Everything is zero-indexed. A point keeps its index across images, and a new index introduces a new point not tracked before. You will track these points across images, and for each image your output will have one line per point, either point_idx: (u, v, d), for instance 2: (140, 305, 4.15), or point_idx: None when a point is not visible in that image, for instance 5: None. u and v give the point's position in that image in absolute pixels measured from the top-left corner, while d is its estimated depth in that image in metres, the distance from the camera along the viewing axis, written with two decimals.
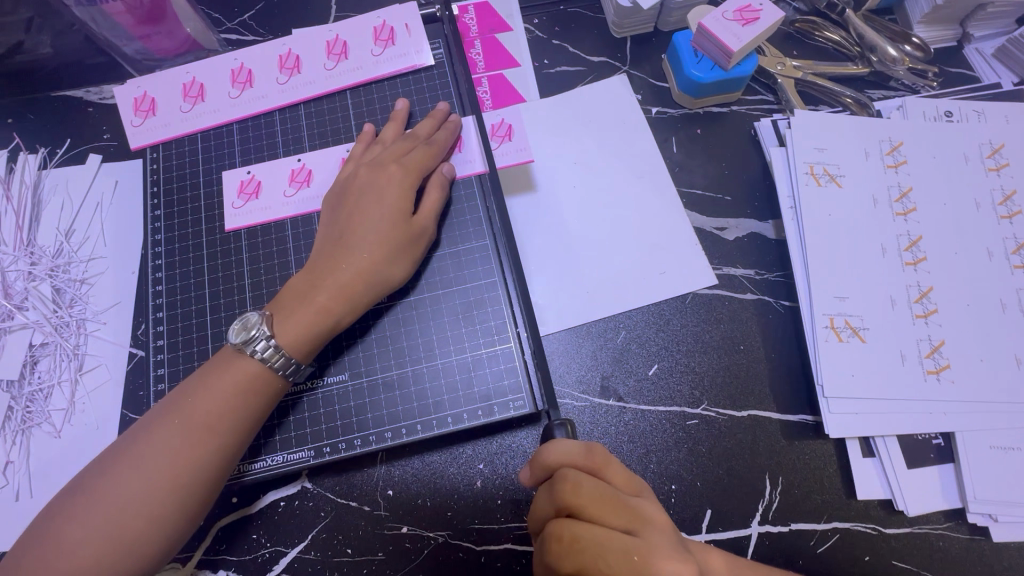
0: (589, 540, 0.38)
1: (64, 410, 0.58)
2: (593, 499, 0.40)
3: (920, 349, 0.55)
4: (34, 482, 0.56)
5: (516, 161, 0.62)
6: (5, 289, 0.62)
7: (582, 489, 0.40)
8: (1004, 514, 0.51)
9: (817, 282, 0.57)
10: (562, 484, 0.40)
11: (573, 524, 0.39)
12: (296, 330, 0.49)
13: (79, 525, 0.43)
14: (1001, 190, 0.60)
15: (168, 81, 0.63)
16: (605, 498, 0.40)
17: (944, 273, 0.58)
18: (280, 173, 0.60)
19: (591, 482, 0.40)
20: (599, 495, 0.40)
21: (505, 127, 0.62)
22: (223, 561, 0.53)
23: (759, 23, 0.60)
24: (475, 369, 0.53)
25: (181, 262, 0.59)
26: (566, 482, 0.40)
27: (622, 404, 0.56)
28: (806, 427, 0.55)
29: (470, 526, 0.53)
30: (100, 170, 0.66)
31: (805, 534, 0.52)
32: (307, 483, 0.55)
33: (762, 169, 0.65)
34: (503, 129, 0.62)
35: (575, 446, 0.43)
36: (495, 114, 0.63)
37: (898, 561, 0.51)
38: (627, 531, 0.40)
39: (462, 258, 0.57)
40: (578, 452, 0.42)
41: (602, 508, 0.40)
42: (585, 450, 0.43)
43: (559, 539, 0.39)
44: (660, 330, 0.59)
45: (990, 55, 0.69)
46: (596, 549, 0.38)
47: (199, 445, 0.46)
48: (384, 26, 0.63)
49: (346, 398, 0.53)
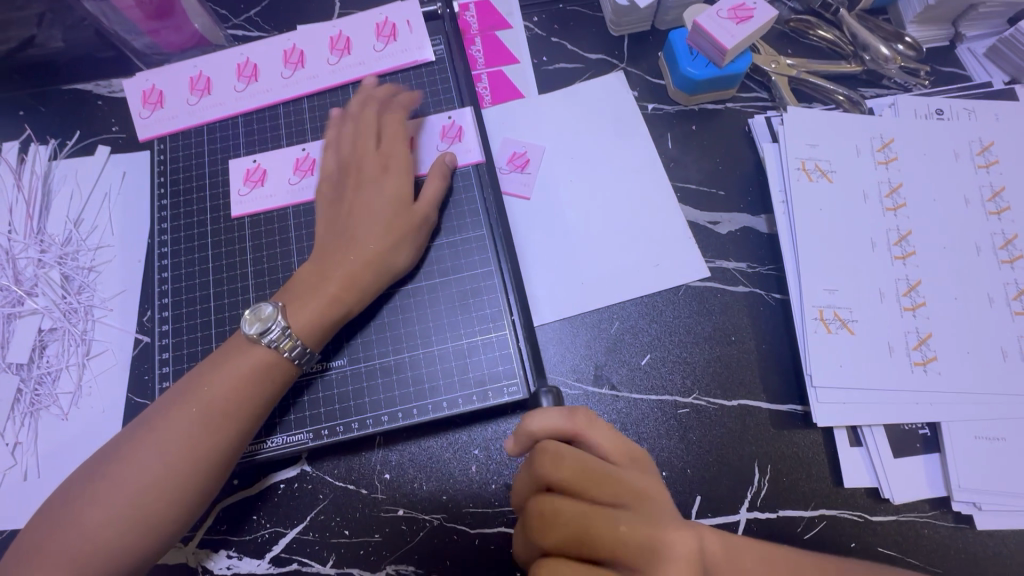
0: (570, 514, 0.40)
1: (71, 393, 0.60)
2: (575, 473, 0.41)
3: (908, 341, 0.56)
4: (42, 462, 0.58)
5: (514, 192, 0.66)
6: (17, 276, 0.64)
7: (561, 463, 0.41)
8: (987, 503, 0.52)
9: (808, 275, 0.59)
10: (541, 458, 0.42)
11: (554, 499, 0.41)
12: (307, 318, 0.51)
13: (98, 506, 0.45)
14: (990, 186, 0.61)
15: (176, 75, 0.64)
16: (588, 472, 0.41)
17: (932, 267, 0.59)
18: (285, 161, 0.62)
19: (573, 456, 0.42)
20: (585, 470, 0.41)
21: (523, 158, 0.67)
22: (224, 541, 0.54)
23: (752, 21, 0.61)
24: (471, 355, 0.55)
25: (187, 250, 0.60)
26: (546, 456, 0.42)
27: (615, 392, 0.57)
28: (795, 417, 0.56)
29: (464, 510, 0.54)
30: (108, 161, 0.68)
31: (792, 520, 0.53)
32: (306, 466, 0.56)
33: (756, 164, 0.66)
34: (519, 159, 0.67)
35: (554, 417, 0.44)
36: (520, 144, 0.67)
37: (883, 548, 0.52)
38: (617, 504, 0.41)
39: (459, 248, 0.58)
40: (557, 425, 0.44)
41: (586, 482, 0.41)
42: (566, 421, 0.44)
43: (541, 514, 0.41)
44: (653, 321, 0.60)
45: (982, 54, 0.70)
46: (576, 523, 0.40)
47: (214, 429, 0.47)
48: (386, 22, 0.65)
49: (346, 383, 0.55)
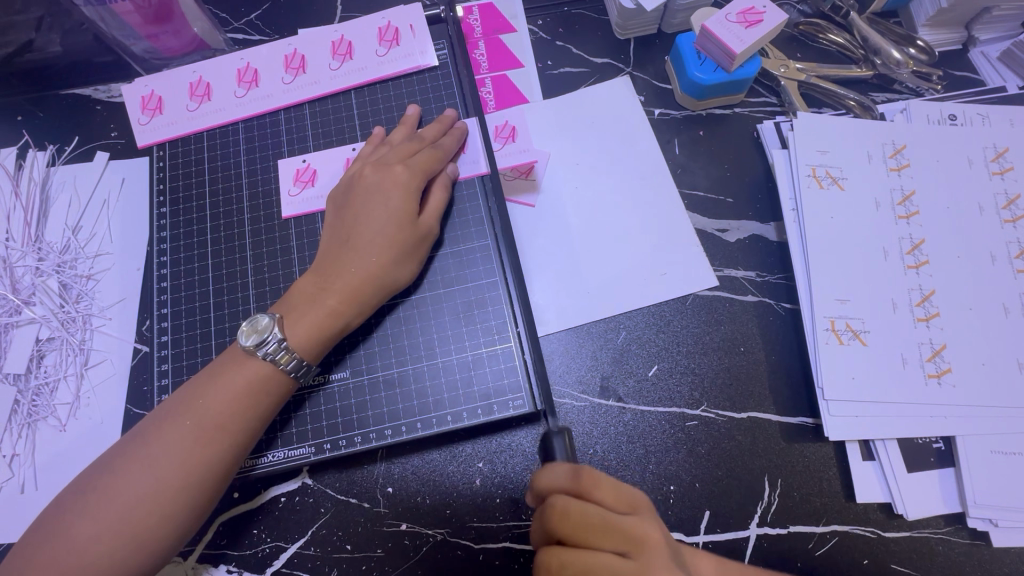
0: (574, 567, 0.39)
1: (69, 404, 0.59)
2: (582, 527, 0.40)
3: (922, 352, 0.55)
4: (39, 474, 0.57)
5: (521, 161, 0.63)
6: (14, 284, 0.63)
7: (569, 517, 0.41)
8: (1004, 520, 0.51)
9: (819, 285, 0.57)
10: (550, 513, 0.41)
11: (560, 551, 0.40)
12: (306, 332, 0.50)
13: (90, 522, 0.44)
14: (1005, 193, 0.60)
15: (175, 80, 0.63)
16: (595, 525, 0.41)
17: (946, 276, 0.57)
18: (285, 172, 0.61)
19: (581, 509, 0.41)
20: (590, 523, 0.41)
21: (509, 129, 0.64)
22: (224, 555, 0.53)
23: (763, 25, 0.60)
24: (475, 368, 0.54)
25: (186, 259, 0.59)
26: (554, 512, 0.41)
27: (622, 405, 0.56)
28: (806, 430, 0.55)
29: (468, 524, 0.53)
30: (107, 168, 0.67)
31: (804, 536, 0.52)
32: (308, 479, 0.55)
33: (765, 171, 0.65)
34: (507, 130, 0.64)
35: (563, 470, 0.43)
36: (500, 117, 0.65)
37: (897, 565, 0.51)
38: (620, 552, 0.41)
39: (463, 258, 0.57)
40: (566, 478, 0.42)
41: (590, 536, 0.40)
42: (572, 474, 0.43)
43: (547, 569, 0.40)
44: (660, 331, 0.59)
45: (995, 57, 0.69)
46: None
47: (211, 445, 0.46)
48: (388, 27, 0.64)
49: (348, 395, 0.54)
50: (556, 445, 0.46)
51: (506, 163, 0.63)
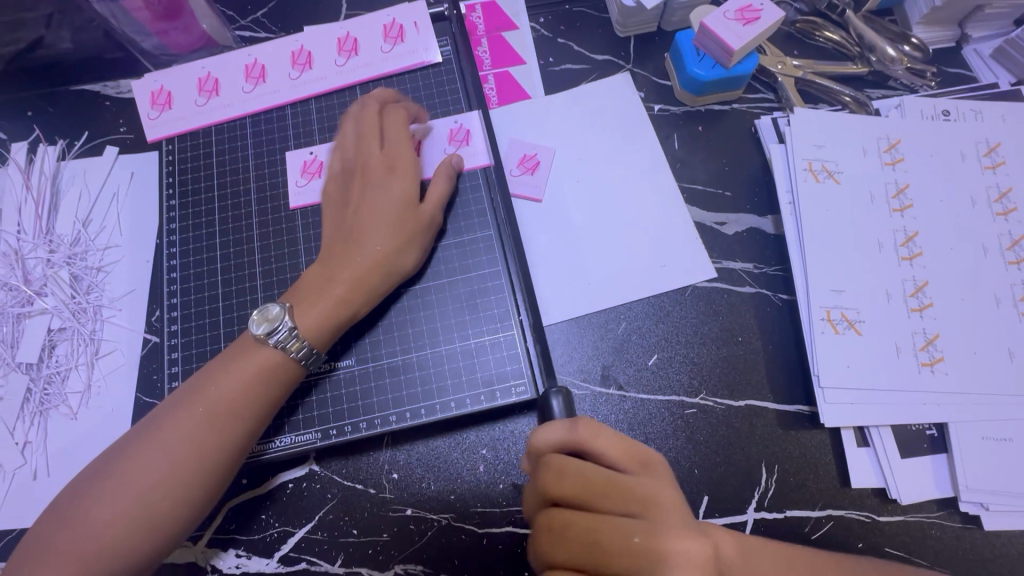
0: (580, 526, 0.41)
1: (80, 393, 0.60)
2: (582, 486, 0.42)
3: (915, 341, 0.57)
4: (51, 461, 0.58)
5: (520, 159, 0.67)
6: (26, 276, 0.64)
7: (567, 477, 0.42)
8: (995, 503, 0.52)
9: (814, 276, 0.59)
10: (547, 473, 0.42)
11: (563, 512, 0.41)
12: (314, 320, 0.51)
13: (106, 504, 0.45)
14: (996, 187, 0.61)
15: (184, 76, 0.64)
16: (593, 483, 0.42)
17: (939, 268, 0.59)
18: (294, 164, 0.62)
19: (580, 470, 0.42)
20: (596, 483, 0.42)
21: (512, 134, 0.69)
22: (233, 540, 0.54)
23: (760, 22, 0.61)
24: (478, 356, 0.55)
25: (195, 251, 0.60)
26: (551, 470, 0.42)
27: (622, 393, 0.58)
28: (802, 417, 0.56)
29: (472, 509, 0.54)
30: (116, 162, 0.68)
31: (800, 520, 0.53)
32: (315, 465, 0.56)
33: (763, 165, 0.66)
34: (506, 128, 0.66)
35: (558, 427, 0.44)
36: (502, 121, 0.69)
37: (891, 548, 0.52)
38: (628, 512, 0.42)
39: (467, 249, 0.58)
40: (561, 435, 0.43)
41: (589, 493, 0.42)
42: (570, 428, 0.43)
43: (549, 529, 0.41)
44: (660, 321, 0.60)
45: (988, 55, 0.70)
46: (584, 537, 0.40)
47: (222, 430, 0.47)
48: (393, 24, 0.65)
49: (354, 383, 0.55)
50: (552, 404, 0.47)
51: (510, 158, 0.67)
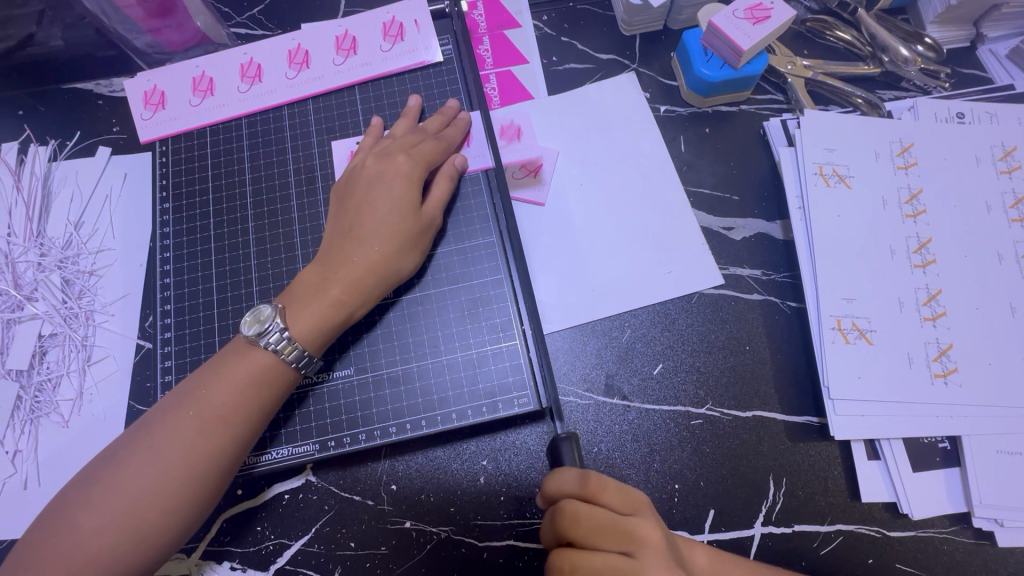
0: (587, 571, 0.40)
1: (72, 400, 0.58)
2: (587, 529, 0.41)
3: (928, 352, 0.55)
4: (42, 471, 0.56)
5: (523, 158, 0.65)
6: (16, 280, 0.63)
7: (579, 522, 0.41)
8: (1010, 520, 0.51)
9: (825, 284, 0.57)
10: (561, 516, 0.42)
11: (573, 554, 0.40)
12: (309, 325, 0.49)
13: (94, 515, 0.43)
14: (1013, 192, 0.60)
15: (177, 75, 0.63)
16: (598, 525, 0.41)
17: (953, 276, 0.57)
18: (342, 157, 0.60)
19: (586, 513, 0.41)
20: (596, 523, 0.41)
21: (515, 128, 0.67)
22: (228, 552, 0.53)
23: (770, 21, 0.60)
24: (480, 366, 0.53)
25: (189, 255, 0.59)
26: (565, 515, 0.41)
27: (626, 403, 0.56)
28: (811, 429, 0.55)
29: (472, 522, 0.53)
30: (109, 163, 0.66)
31: (809, 536, 0.52)
32: (312, 476, 0.55)
33: (771, 169, 0.65)
34: (513, 130, 0.67)
35: (570, 476, 0.42)
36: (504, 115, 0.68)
37: (902, 564, 0.51)
38: (624, 552, 0.41)
39: (468, 255, 0.57)
40: (574, 480, 0.42)
41: (593, 533, 0.41)
42: (580, 480, 0.42)
43: (560, 572, 0.40)
44: (665, 329, 0.59)
45: (1004, 55, 0.68)
46: None
47: (214, 437, 0.46)
48: (392, 22, 0.63)
49: (352, 392, 0.53)
50: (563, 450, 0.45)
51: (509, 159, 0.65)
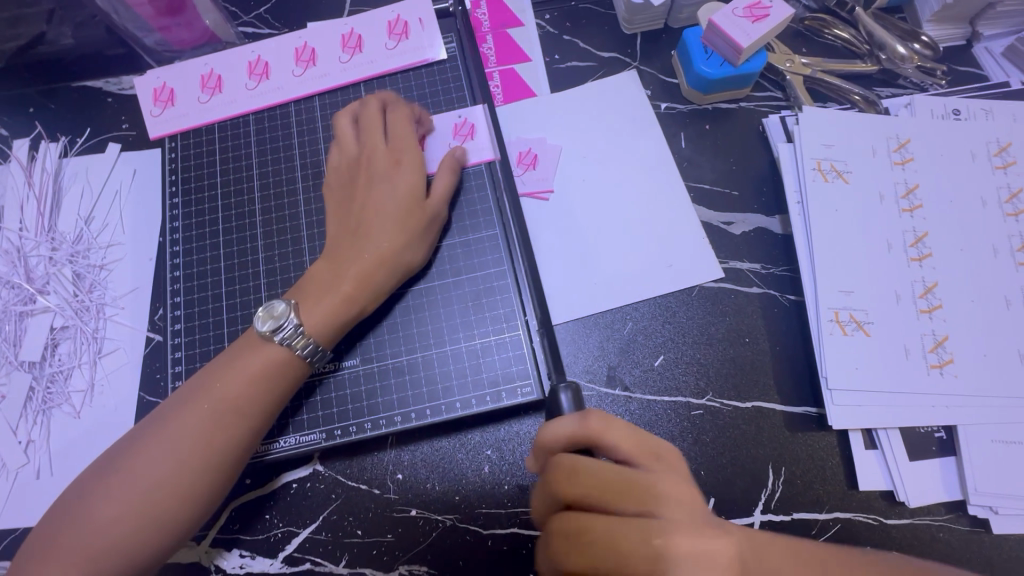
0: (598, 528, 0.39)
1: (83, 391, 0.60)
2: (593, 485, 0.40)
3: (924, 343, 0.56)
4: (54, 460, 0.58)
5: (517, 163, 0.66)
6: (28, 274, 0.64)
7: (579, 477, 0.40)
8: (1004, 508, 0.52)
9: (823, 277, 0.58)
10: (559, 472, 0.41)
11: (580, 515, 0.40)
12: (320, 318, 0.50)
13: (110, 504, 0.44)
14: (1007, 187, 0.61)
15: (186, 72, 0.64)
16: (610, 483, 0.40)
17: (949, 269, 0.58)
18: None
19: (591, 469, 0.40)
20: (604, 479, 0.40)
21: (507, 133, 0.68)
22: (237, 540, 0.54)
23: (769, 19, 0.61)
24: (484, 356, 0.55)
25: (199, 249, 0.60)
26: (563, 469, 0.41)
27: (628, 394, 0.57)
28: (810, 419, 0.56)
29: (477, 510, 0.54)
30: (119, 159, 0.68)
31: (807, 523, 0.53)
32: (319, 465, 0.56)
33: (770, 165, 0.66)
34: (530, 157, 0.66)
35: (567, 424, 0.42)
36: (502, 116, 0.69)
37: (898, 551, 0.52)
38: (643, 511, 0.40)
39: (472, 248, 0.58)
40: (572, 429, 0.42)
41: (607, 491, 0.40)
42: (579, 423, 0.42)
43: (565, 534, 0.40)
44: (666, 322, 0.60)
45: (999, 54, 0.69)
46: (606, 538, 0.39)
47: (227, 427, 0.47)
48: (398, 20, 0.64)
49: (359, 382, 0.55)
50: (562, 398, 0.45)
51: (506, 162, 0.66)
